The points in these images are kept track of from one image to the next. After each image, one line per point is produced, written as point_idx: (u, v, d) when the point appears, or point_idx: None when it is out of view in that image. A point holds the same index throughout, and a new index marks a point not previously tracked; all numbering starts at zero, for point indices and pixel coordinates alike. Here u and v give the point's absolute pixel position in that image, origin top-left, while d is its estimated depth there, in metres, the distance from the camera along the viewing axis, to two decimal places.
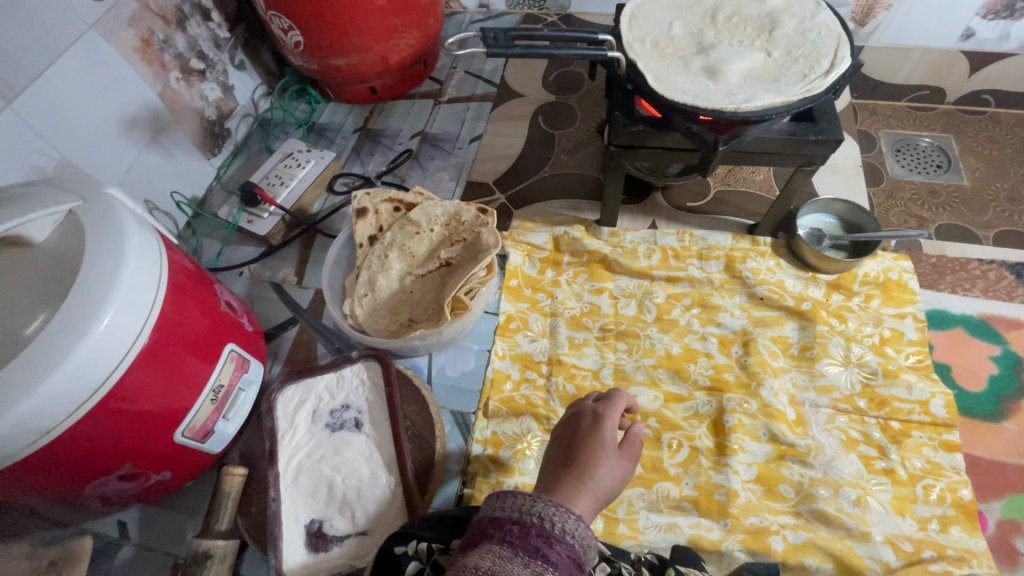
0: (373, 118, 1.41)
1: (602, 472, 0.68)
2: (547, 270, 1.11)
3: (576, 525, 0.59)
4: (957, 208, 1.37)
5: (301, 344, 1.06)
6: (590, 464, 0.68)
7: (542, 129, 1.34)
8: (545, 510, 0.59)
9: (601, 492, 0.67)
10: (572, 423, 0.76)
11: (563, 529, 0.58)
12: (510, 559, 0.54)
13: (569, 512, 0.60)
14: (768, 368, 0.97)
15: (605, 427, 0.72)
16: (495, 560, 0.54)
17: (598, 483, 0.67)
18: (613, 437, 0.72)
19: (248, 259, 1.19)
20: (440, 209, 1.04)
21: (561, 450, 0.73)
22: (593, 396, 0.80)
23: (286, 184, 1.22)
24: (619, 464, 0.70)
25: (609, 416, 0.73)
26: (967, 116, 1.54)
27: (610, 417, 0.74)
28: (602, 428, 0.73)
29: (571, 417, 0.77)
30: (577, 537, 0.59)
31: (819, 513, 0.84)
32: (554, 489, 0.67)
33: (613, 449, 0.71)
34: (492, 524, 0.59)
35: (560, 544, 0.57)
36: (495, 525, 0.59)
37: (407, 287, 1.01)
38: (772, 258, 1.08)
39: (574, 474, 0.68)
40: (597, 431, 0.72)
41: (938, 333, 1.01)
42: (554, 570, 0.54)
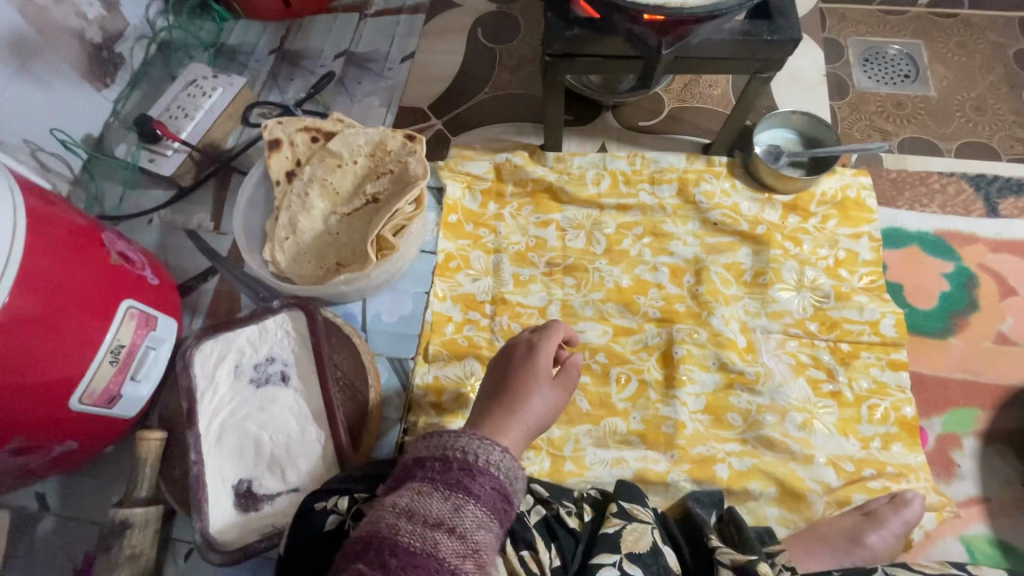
0: (291, 37, 1.24)
1: (534, 403, 0.65)
2: (489, 203, 1.03)
3: (501, 456, 0.56)
4: (922, 120, 1.31)
5: (223, 296, 0.97)
6: (521, 395, 0.65)
7: (481, 44, 1.20)
8: (468, 444, 0.56)
9: (533, 423, 0.64)
10: (504, 355, 0.71)
11: (486, 461, 0.55)
12: (429, 495, 0.52)
13: (494, 445, 0.57)
14: (719, 297, 0.93)
15: (538, 357, 0.68)
16: (413, 496, 0.52)
17: (530, 413, 0.64)
18: (547, 366, 0.68)
19: (157, 205, 1.06)
20: (362, 137, 0.92)
21: (492, 383, 0.68)
22: (529, 326, 0.75)
23: (191, 116, 1.07)
24: (553, 394, 0.67)
25: (543, 346, 0.69)
26: (938, 20, 1.45)
27: (546, 347, 0.70)
28: (536, 358, 0.68)
29: (504, 349, 0.72)
30: (504, 469, 0.56)
31: (764, 439, 0.83)
32: (483, 422, 0.63)
33: (546, 379, 0.67)
34: (413, 463, 0.56)
35: (483, 476, 0.55)
36: (416, 463, 0.56)
37: (331, 227, 0.91)
38: (727, 179, 1.01)
39: (505, 407, 0.64)
40: (530, 362, 0.68)
41: (893, 251, 0.97)
42: (475, 503, 0.52)
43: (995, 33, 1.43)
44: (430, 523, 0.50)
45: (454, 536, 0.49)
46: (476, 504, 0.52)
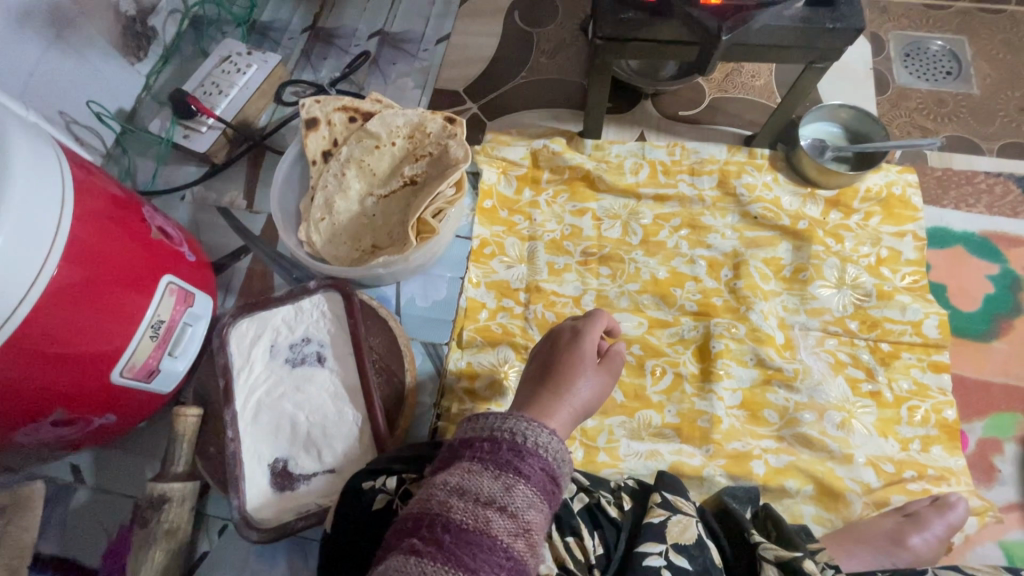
0: (324, 15, 1.22)
1: (581, 387, 0.64)
2: (524, 189, 1.01)
3: (550, 439, 0.55)
4: (964, 118, 1.28)
5: (255, 276, 0.97)
6: (568, 378, 0.64)
7: (518, 27, 1.17)
8: (516, 425, 0.55)
9: (580, 407, 0.63)
10: (548, 341, 0.70)
11: (535, 443, 0.54)
12: (479, 474, 0.51)
13: (542, 427, 0.56)
14: (758, 292, 0.92)
15: (584, 342, 0.67)
16: (463, 475, 0.51)
17: (576, 397, 0.63)
18: (593, 352, 0.67)
19: (190, 182, 1.06)
20: (402, 118, 0.91)
21: (536, 368, 0.68)
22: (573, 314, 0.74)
23: (225, 93, 1.06)
24: (598, 379, 0.66)
25: (588, 332, 0.68)
26: (984, 15, 1.41)
27: (591, 333, 0.69)
28: (581, 343, 0.67)
29: (547, 336, 0.71)
30: (552, 451, 0.55)
31: (802, 436, 0.82)
32: (529, 405, 0.62)
33: (592, 364, 0.66)
34: (460, 443, 0.55)
35: (533, 457, 0.53)
36: (463, 444, 0.55)
37: (368, 209, 0.90)
38: (769, 172, 0.99)
39: (552, 389, 0.63)
40: (575, 347, 0.67)
41: (937, 251, 0.95)
42: (526, 483, 0.51)
43: None
44: (481, 501, 0.48)
45: (506, 515, 0.48)
46: (527, 484, 0.51)
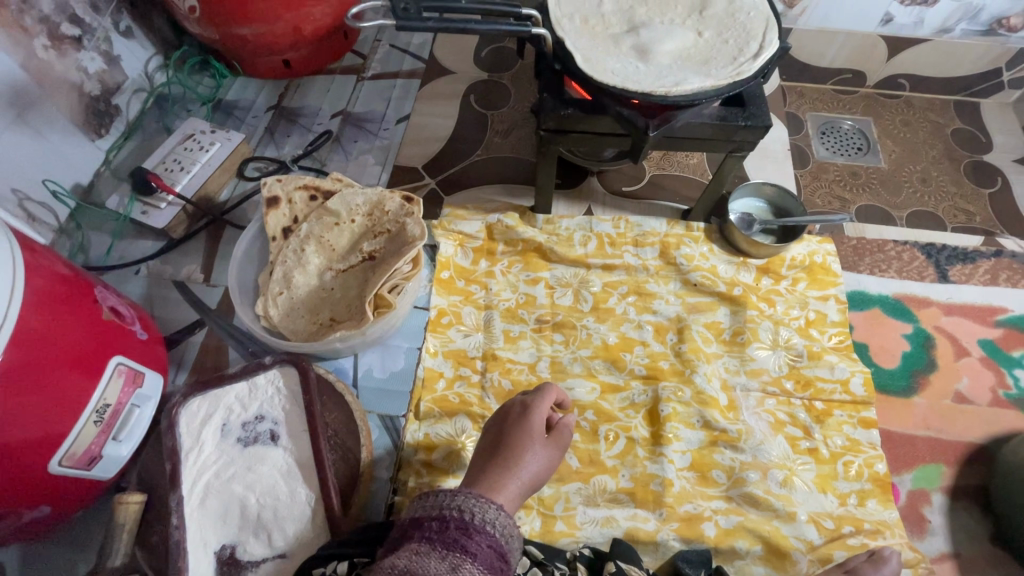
0: (289, 95, 1.28)
1: (529, 460, 0.67)
2: (480, 260, 1.06)
3: (497, 515, 0.58)
4: (875, 189, 1.44)
5: (209, 350, 0.96)
6: (516, 453, 0.67)
7: (474, 109, 1.27)
8: (465, 502, 0.57)
9: (527, 480, 0.66)
10: (500, 416, 0.73)
11: (482, 520, 0.56)
12: (426, 555, 0.51)
13: (489, 503, 0.59)
14: (701, 355, 0.97)
15: (533, 416, 0.71)
16: (411, 557, 0.51)
17: (524, 471, 0.66)
18: (541, 426, 0.71)
19: (146, 256, 1.06)
20: (361, 197, 0.95)
21: (487, 442, 0.71)
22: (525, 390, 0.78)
23: (187, 169, 1.08)
24: (545, 453, 0.69)
25: (536, 406, 0.72)
26: (884, 99, 1.62)
27: (539, 407, 0.73)
28: (530, 418, 0.71)
29: (500, 411, 0.75)
30: (499, 527, 0.57)
31: (748, 496, 0.86)
32: (479, 481, 0.65)
33: (540, 438, 0.70)
34: (410, 523, 0.57)
35: (480, 535, 0.55)
36: (412, 525, 0.57)
37: (327, 283, 0.93)
38: (705, 243, 1.08)
39: (501, 463, 0.66)
40: (524, 421, 0.70)
41: (858, 313, 1.04)
42: (472, 561, 0.52)
43: (933, 113, 1.60)
44: None
45: None
46: (474, 562, 0.52)
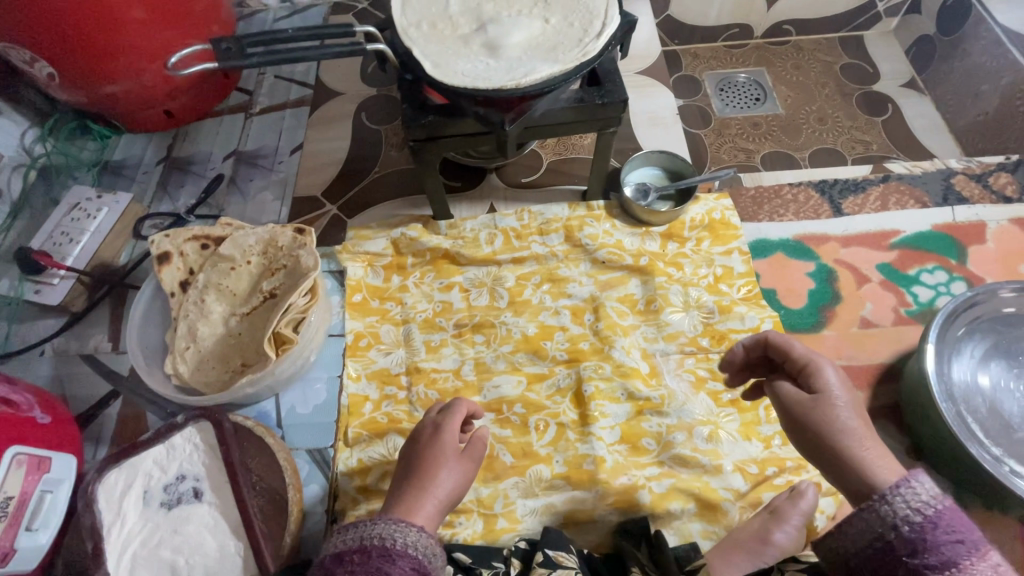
0: (178, 145, 1.26)
1: (444, 477, 0.68)
2: (392, 277, 1.06)
3: (418, 537, 0.59)
4: (777, 136, 1.48)
5: (127, 420, 0.94)
6: (431, 472, 0.68)
7: (367, 127, 1.26)
8: (385, 529, 0.59)
9: (444, 497, 0.67)
10: (413, 439, 0.74)
11: (403, 544, 0.58)
12: None
13: (410, 526, 0.60)
14: (617, 329, 0.99)
15: (445, 432, 0.72)
16: None
17: (440, 488, 0.67)
18: (453, 441, 0.72)
19: (48, 335, 1.03)
20: (252, 237, 0.94)
21: (402, 467, 0.71)
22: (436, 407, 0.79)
23: (77, 240, 1.06)
24: (460, 467, 0.70)
25: (447, 422, 0.73)
26: (774, 47, 1.67)
27: (450, 423, 0.74)
28: (442, 436, 0.72)
29: (413, 434, 0.75)
30: (421, 548, 0.59)
31: (678, 457, 0.88)
32: (395, 506, 0.66)
33: (453, 453, 0.71)
34: (331, 559, 0.57)
35: (402, 559, 0.57)
36: (335, 560, 0.57)
37: (233, 329, 0.92)
38: (607, 220, 1.10)
39: (416, 483, 0.67)
40: (437, 439, 0.71)
41: (762, 261, 1.08)
42: None
43: (822, 53, 1.65)
44: None
45: None
46: None
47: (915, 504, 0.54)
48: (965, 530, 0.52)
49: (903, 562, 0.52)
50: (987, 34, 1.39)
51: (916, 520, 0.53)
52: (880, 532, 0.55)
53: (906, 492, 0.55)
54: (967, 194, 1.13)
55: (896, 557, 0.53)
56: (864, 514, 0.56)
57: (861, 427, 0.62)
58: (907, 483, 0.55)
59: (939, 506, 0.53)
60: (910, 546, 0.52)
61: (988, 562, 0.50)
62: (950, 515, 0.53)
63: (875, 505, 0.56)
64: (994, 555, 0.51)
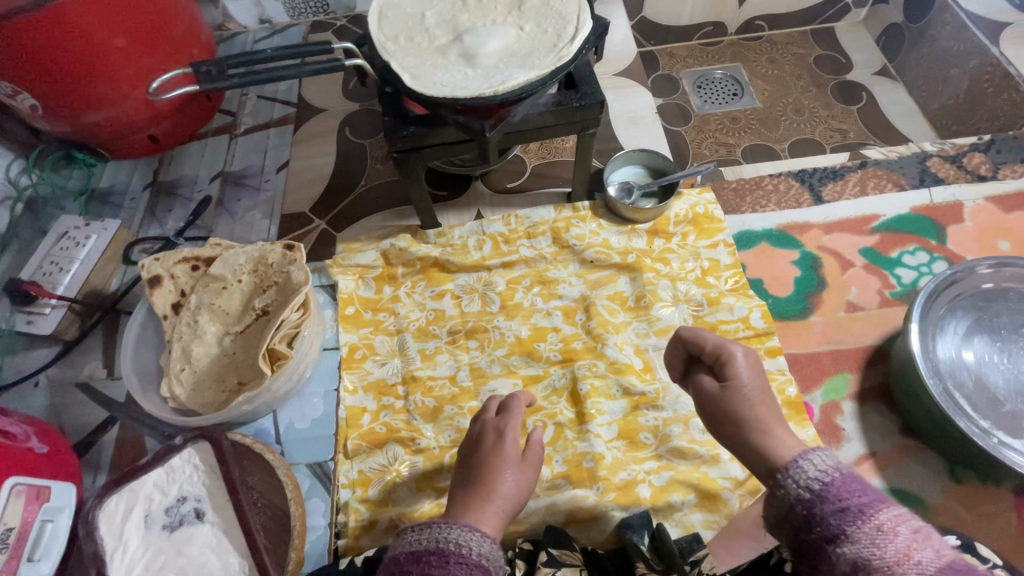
0: (164, 169, 1.27)
1: (508, 484, 0.67)
2: (384, 288, 1.07)
3: (490, 548, 0.58)
4: (756, 129, 1.51)
5: (125, 445, 0.94)
6: (494, 479, 0.67)
7: (351, 141, 1.27)
8: (461, 536, 0.58)
9: (508, 504, 0.66)
10: (473, 444, 0.73)
11: (479, 554, 0.57)
12: None
13: (484, 537, 0.59)
14: (609, 327, 1.01)
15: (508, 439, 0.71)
16: None
17: (504, 497, 0.66)
18: (515, 447, 0.71)
19: (42, 365, 1.02)
20: (243, 256, 0.95)
21: (463, 473, 0.70)
22: (493, 409, 0.78)
23: (67, 268, 1.06)
24: (522, 474, 0.69)
25: (510, 428, 0.72)
26: (748, 43, 1.70)
27: (512, 429, 0.72)
28: (505, 442, 0.71)
29: (472, 439, 0.74)
30: (493, 560, 0.58)
31: (676, 450, 0.89)
32: (458, 513, 0.64)
33: (516, 460, 0.70)
34: (405, 558, 0.56)
35: (477, 569, 0.56)
36: (410, 560, 0.56)
37: (227, 348, 0.93)
38: (593, 220, 1.11)
39: (482, 492, 0.66)
40: (501, 446, 0.70)
41: (747, 251, 1.09)
42: None
43: (795, 46, 1.68)
44: None
45: None
46: None
47: (804, 481, 0.54)
48: (854, 495, 0.50)
49: (806, 538, 0.51)
50: (952, 20, 1.43)
51: (806, 496, 0.53)
52: (787, 512, 0.54)
53: (796, 473, 0.55)
54: (942, 175, 1.15)
55: (800, 535, 0.52)
56: (774, 499, 0.56)
57: (769, 412, 0.64)
58: (799, 461, 0.56)
59: (833, 476, 0.53)
60: (805, 520, 0.52)
61: (870, 522, 0.47)
62: (840, 484, 0.52)
63: (777, 490, 0.56)
64: (881, 514, 0.48)
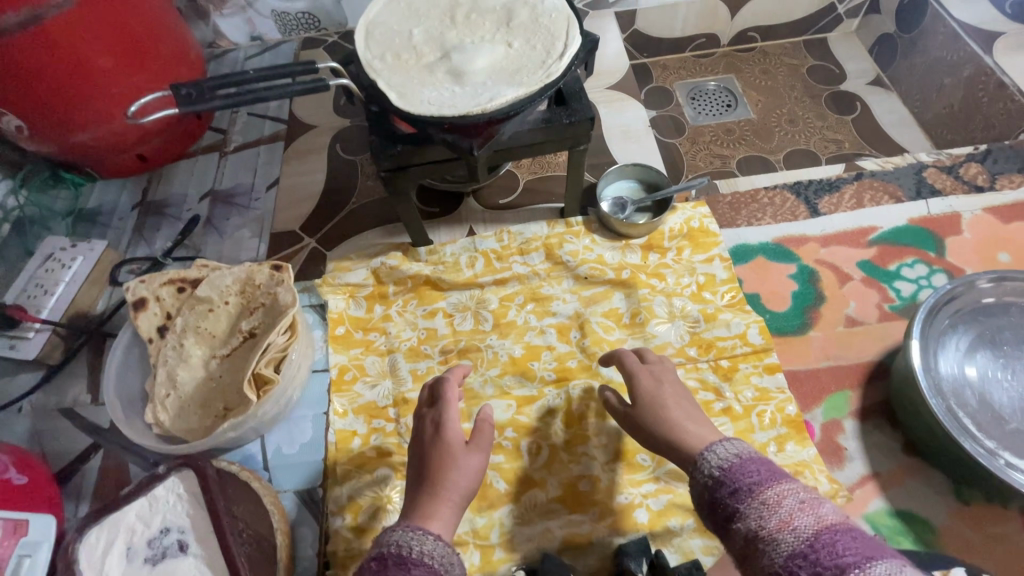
0: (153, 188, 1.25)
1: (455, 477, 0.69)
2: (374, 306, 1.05)
3: (435, 545, 0.60)
4: (750, 140, 1.50)
5: (109, 473, 0.91)
6: (442, 475, 0.69)
7: (342, 158, 1.26)
8: (402, 537, 0.60)
9: (460, 495, 0.69)
10: (417, 438, 0.75)
11: (419, 552, 0.59)
12: None
13: (427, 534, 0.61)
14: (604, 346, 0.99)
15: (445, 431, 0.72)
16: None
17: (452, 490, 0.68)
18: (457, 437, 0.72)
19: (25, 391, 1.00)
20: (229, 277, 0.93)
21: (413, 471, 0.72)
22: (426, 400, 0.80)
23: (52, 291, 1.04)
24: (472, 462, 0.71)
25: (446, 419, 0.74)
26: (741, 54, 1.69)
27: (449, 418, 0.74)
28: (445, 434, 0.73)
29: (416, 433, 0.76)
30: (437, 556, 0.59)
31: (673, 472, 0.87)
32: (410, 513, 0.67)
33: (461, 449, 0.71)
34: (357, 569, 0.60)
35: (417, 567, 0.57)
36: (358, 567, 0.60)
37: (213, 372, 0.91)
38: (587, 235, 1.10)
39: (430, 487, 0.68)
40: (440, 439, 0.72)
41: (744, 266, 1.08)
42: None
43: (787, 56, 1.67)
44: None
45: None
46: None
47: (713, 467, 0.61)
48: (750, 476, 0.57)
49: (716, 518, 0.57)
50: (945, 29, 1.43)
51: (714, 479, 0.60)
52: (703, 496, 0.60)
53: (708, 461, 0.62)
54: (939, 186, 1.14)
55: (710, 519, 0.59)
56: (694, 487, 0.63)
57: (682, 413, 0.74)
58: (708, 453, 0.63)
59: (734, 461, 0.60)
60: (713, 502, 0.58)
61: (759, 497, 0.54)
62: (740, 466, 0.58)
63: (694, 480, 0.63)
64: (769, 489, 0.54)
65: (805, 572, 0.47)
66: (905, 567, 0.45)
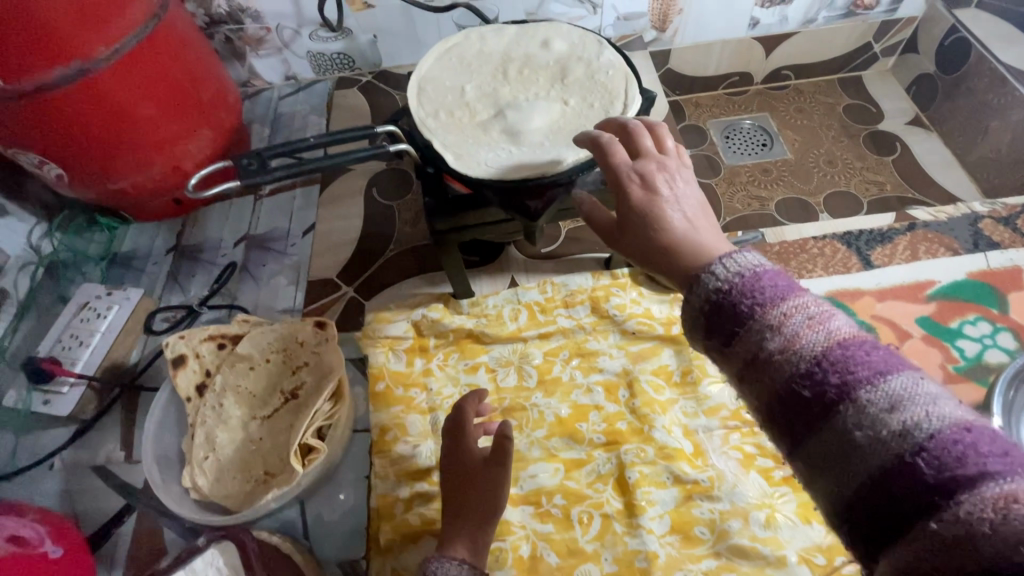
0: (187, 232, 1.23)
1: (485, 499, 0.76)
2: (415, 360, 1.01)
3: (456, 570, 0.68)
4: (788, 181, 1.47)
5: (143, 537, 0.88)
6: (471, 502, 0.76)
7: (379, 202, 1.24)
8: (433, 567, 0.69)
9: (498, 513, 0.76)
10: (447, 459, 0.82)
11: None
12: None
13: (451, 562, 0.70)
14: (656, 407, 0.95)
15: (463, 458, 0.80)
16: None
17: (486, 513, 0.75)
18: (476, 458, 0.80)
19: (57, 447, 0.97)
20: (272, 334, 0.92)
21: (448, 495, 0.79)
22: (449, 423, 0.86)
23: (87, 342, 1.03)
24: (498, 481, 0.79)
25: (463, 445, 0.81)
26: (775, 92, 1.67)
27: (467, 443, 0.82)
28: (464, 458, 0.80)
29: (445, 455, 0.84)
30: None
31: (736, 548, 0.82)
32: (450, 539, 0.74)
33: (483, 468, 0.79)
34: None
35: None
36: None
37: (253, 434, 0.88)
38: (634, 288, 1.07)
39: (465, 516, 0.75)
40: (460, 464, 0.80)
41: None
42: None
43: (822, 95, 1.65)
44: None
45: None
46: None
47: (721, 279, 0.48)
48: (769, 292, 0.45)
49: (719, 341, 0.47)
50: (990, 73, 1.40)
51: (724, 293, 0.47)
52: (700, 308, 0.48)
53: (714, 274, 0.48)
54: (998, 239, 1.10)
55: (702, 333, 0.49)
56: (690, 294, 0.50)
57: (688, 222, 0.56)
58: (713, 265, 0.49)
59: (744, 276, 0.46)
60: (722, 318, 0.46)
61: (771, 318, 0.44)
62: (758, 280, 0.46)
63: (693, 289, 0.50)
64: (784, 307, 0.44)
65: (815, 390, 0.41)
66: (921, 378, 0.40)
